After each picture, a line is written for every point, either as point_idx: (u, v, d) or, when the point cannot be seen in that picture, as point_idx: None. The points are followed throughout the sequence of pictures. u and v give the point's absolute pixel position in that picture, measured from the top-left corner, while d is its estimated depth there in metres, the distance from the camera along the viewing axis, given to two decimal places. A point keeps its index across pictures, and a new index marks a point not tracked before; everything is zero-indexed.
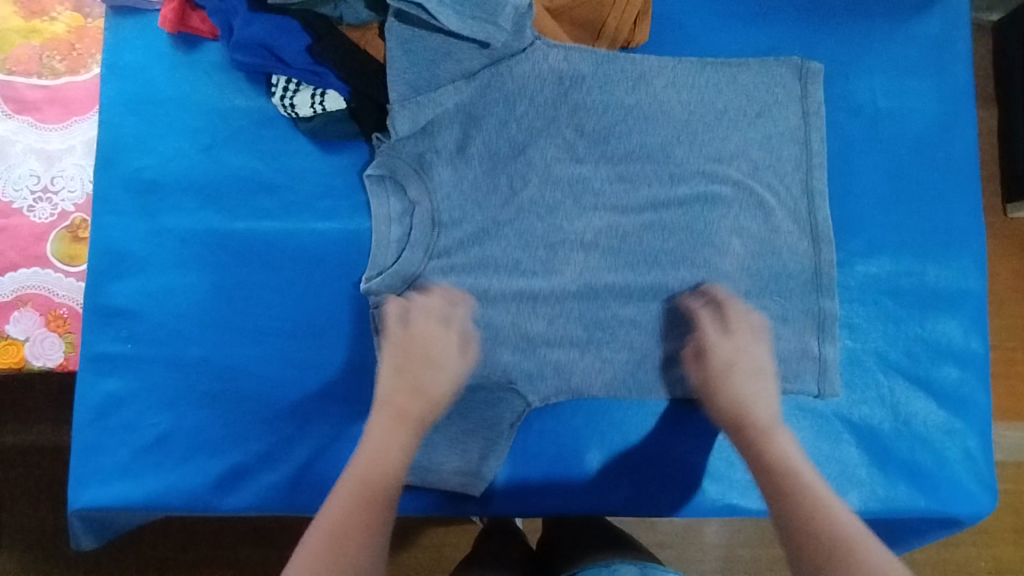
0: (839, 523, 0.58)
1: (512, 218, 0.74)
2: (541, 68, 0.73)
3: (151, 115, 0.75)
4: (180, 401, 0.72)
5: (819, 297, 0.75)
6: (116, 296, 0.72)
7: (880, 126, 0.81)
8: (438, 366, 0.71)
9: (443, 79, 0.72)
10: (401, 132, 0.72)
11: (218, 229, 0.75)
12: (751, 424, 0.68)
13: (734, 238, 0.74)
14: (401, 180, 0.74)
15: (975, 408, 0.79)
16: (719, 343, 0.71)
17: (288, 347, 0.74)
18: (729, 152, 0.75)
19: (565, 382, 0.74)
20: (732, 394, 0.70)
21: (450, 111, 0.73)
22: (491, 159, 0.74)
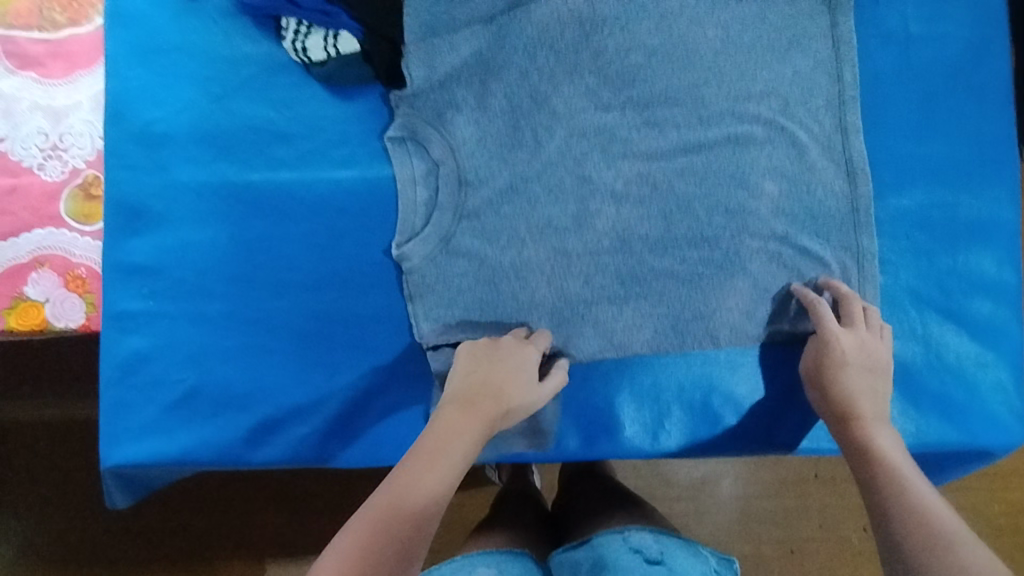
0: (930, 515, 0.51)
1: (540, 173, 0.72)
2: (560, 13, 0.70)
3: (159, 65, 0.73)
4: (205, 356, 0.71)
5: (858, 233, 0.71)
6: (135, 252, 0.72)
7: (911, 55, 0.73)
8: (522, 377, 0.65)
9: (459, 23, 0.70)
10: (418, 78, 0.71)
11: (234, 181, 0.73)
12: (863, 416, 0.62)
13: (768, 178, 0.71)
14: (424, 140, 0.72)
15: (1009, 338, 0.72)
16: (850, 336, 0.65)
17: (311, 300, 0.72)
18: (759, 89, 0.71)
19: (609, 339, 0.72)
20: (852, 387, 0.64)
21: (467, 60, 0.71)
22: (513, 111, 0.71)
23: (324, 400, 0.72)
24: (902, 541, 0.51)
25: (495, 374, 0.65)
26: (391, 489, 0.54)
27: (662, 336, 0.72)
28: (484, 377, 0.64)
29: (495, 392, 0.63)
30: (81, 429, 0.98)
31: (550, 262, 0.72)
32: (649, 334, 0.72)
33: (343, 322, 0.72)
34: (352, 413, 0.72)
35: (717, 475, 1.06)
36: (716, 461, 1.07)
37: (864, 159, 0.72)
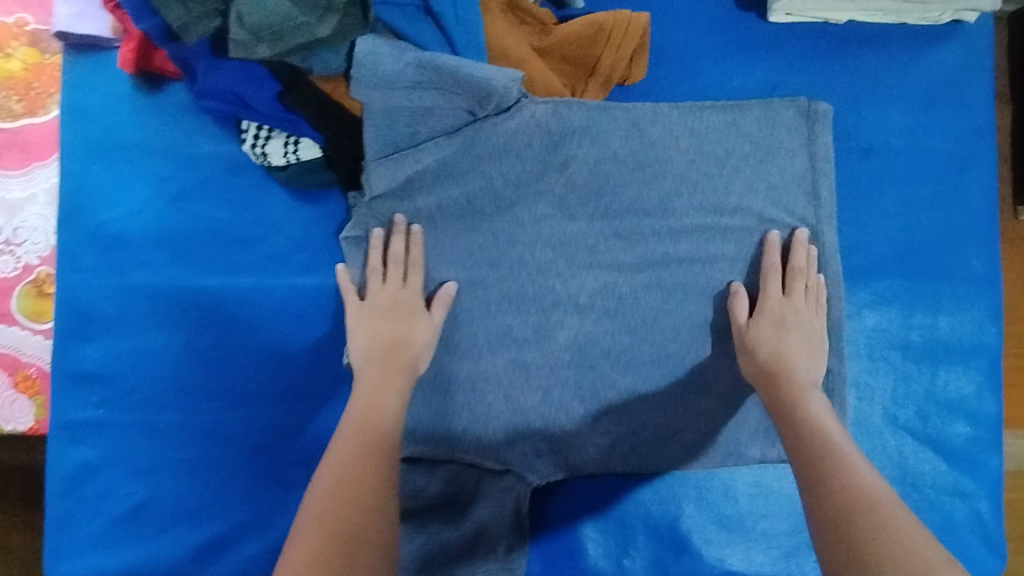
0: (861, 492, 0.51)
1: (502, 280, 0.70)
2: (529, 124, 0.68)
3: (116, 163, 0.71)
4: (156, 469, 0.69)
5: (829, 358, 0.69)
6: (86, 359, 0.70)
7: (892, 170, 0.71)
8: (413, 322, 0.67)
9: (423, 135, 0.66)
10: (378, 190, 0.67)
11: (190, 286, 0.70)
12: (793, 377, 0.64)
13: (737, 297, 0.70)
14: (379, 243, 0.69)
15: (988, 469, 0.70)
16: (804, 311, 0.67)
17: (267, 412, 0.70)
18: (731, 203, 0.70)
19: (564, 459, 0.70)
20: (767, 350, 0.65)
21: (429, 169, 0.68)
22: (474, 217, 0.69)
23: (277, 515, 0.69)
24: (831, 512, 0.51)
25: (391, 328, 0.67)
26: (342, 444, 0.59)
27: (623, 458, 0.70)
28: (379, 332, 0.67)
29: (394, 341, 0.66)
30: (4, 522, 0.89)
31: (510, 373, 0.70)
32: (610, 456, 0.70)
33: (302, 435, 0.70)
34: None
35: None
36: None
37: (838, 275, 0.70)
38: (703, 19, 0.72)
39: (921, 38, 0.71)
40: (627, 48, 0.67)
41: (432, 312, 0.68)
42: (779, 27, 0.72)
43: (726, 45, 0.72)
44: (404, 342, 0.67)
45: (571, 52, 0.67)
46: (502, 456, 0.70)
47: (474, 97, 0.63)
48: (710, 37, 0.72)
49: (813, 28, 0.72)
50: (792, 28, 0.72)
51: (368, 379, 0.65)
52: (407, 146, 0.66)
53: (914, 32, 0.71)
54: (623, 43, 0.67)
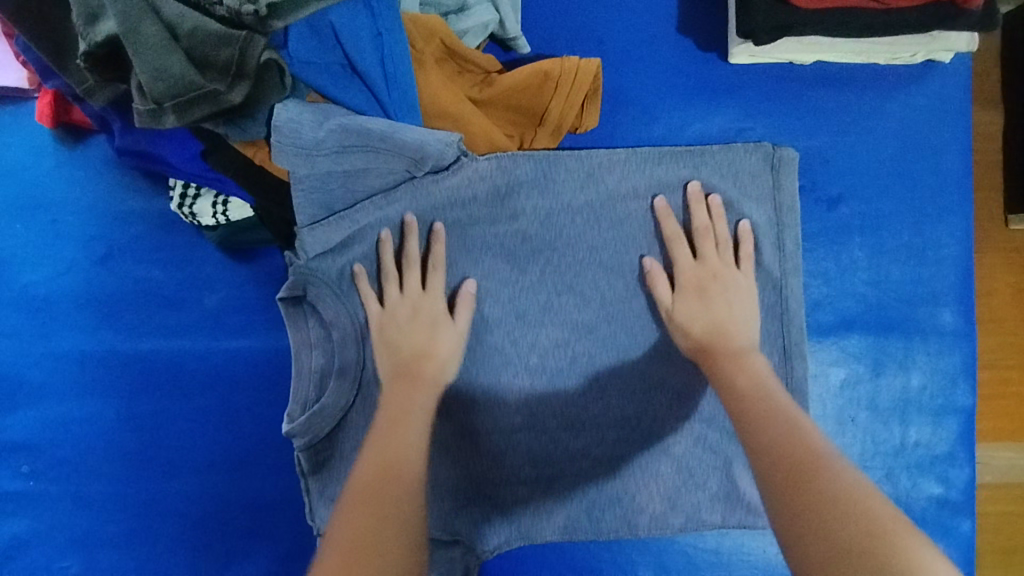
0: (803, 446, 0.47)
1: None
2: (474, 180, 0.64)
3: (38, 222, 0.67)
4: (90, 542, 0.66)
5: None
6: (14, 429, 0.67)
7: (860, 218, 0.67)
8: (436, 330, 0.64)
9: (359, 195, 0.62)
10: (314, 253, 0.63)
11: (120, 351, 0.67)
12: (724, 350, 0.61)
13: None
14: (316, 303, 0.65)
15: (959, 531, 0.67)
16: (722, 273, 0.64)
17: (204, 481, 0.67)
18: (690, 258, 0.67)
19: (515, 526, 0.68)
20: (703, 324, 0.62)
21: (370, 227, 0.64)
22: None
23: None
24: (772, 467, 0.46)
25: (415, 338, 0.63)
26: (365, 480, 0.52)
27: (574, 523, 0.68)
28: (399, 346, 0.63)
29: (417, 353, 0.63)
30: None
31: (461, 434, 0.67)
32: (562, 521, 0.68)
33: (242, 505, 0.67)
34: None
35: None
36: None
37: (802, 329, 0.67)
38: (658, 62, 0.69)
39: (889, 80, 0.67)
40: (577, 94, 0.63)
41: (455, 314, 0.65)
42: (740, 70, 0.68)
43: (685, 89, 0.69)
44: (426, 354, 0.63)
45: (516, 101, 0.64)
46: (450, 527, 0.66)
47: (409, 159, 0.60)
48: (667, 81, 0.69)
49: (776, 70, 0.68)
50: (754, 71, 0.68)
51: (389, 395, 0.61)
52: (343, 207, 0.62)
53: (882, 75, 0.68)
54: (571, 91, 0.63)
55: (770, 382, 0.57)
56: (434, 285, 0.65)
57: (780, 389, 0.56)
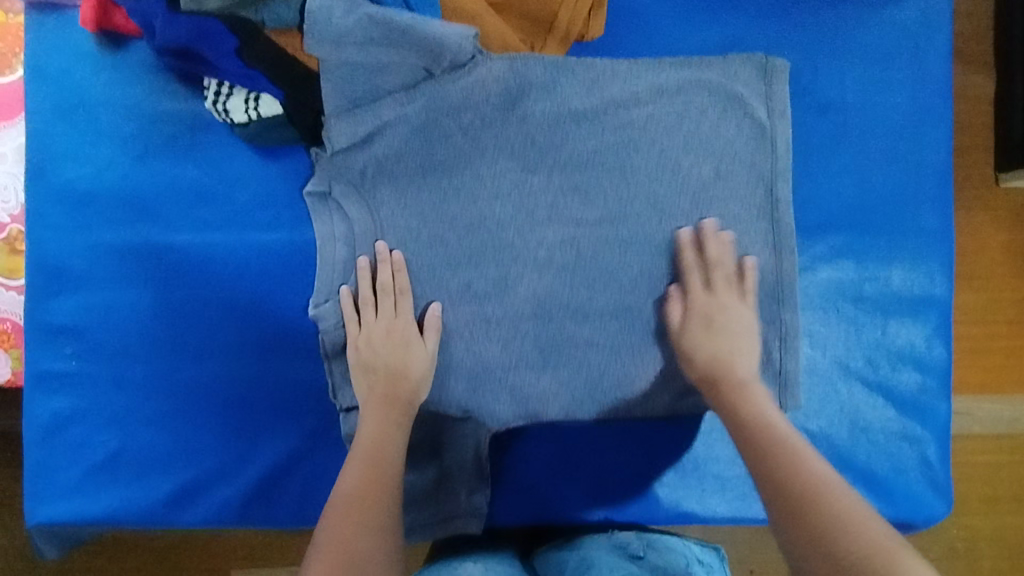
0: (800, 475, 0.54)
1: (462, 237, 0.72)
2: (486, 80, 0.69)
3: (79, 121, 0.72)
4: (127, 420, 0.71)
5: (780, 308, 0.71)
6: (56, 313, 0.71)
7: (850, 125, 0.72)
8: (409, 348, 0.69)
9: (382, 90, 0.68)
10: (340, 144, 0.69)
11: (156, 242, 0.71)
12: (727, 383, 0.66)
13: (693, 250, 0.72)
14: (340, 198, 0.71)
15: (936, 414, 0.72)
16: (729, 304, 0.69)
17: (235, 363, 0.72)
18: (688, 160, 0.71)
19: (523, 407, 0.73)
20: (705, 355, 0.67)
21: (390, 123, 0.69)
22: (430, 173, 0.71)
23: (246, 463, 0.72)
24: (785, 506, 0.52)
25: (391, 363, 0.69)
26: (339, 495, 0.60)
27: (576, 407, 0.73)
28: (374, 367, 0.69)
29: (391, 376, 0.68)
30: None
31: (472, 324, 0.72)
32: (565, 404, 0.73)
33: (268, 387, 0.72)
34: (275, 478, 0.72)
35: None
36: None
37: (790, 227, 0.72)
38: None
39: None
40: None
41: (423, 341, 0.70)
42: None
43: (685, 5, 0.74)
44: (402, 373, 0.68)
45: (529, 6, 0.69)
46: (462, 405, 0.73)
47: (428, 56, 0.66)
48: None
49: None
50: None
51: (367, 423, 0.67)
52: (368, 102, 0.69)
53: None
54: None
55: (768, 409, 0.63)
56: (403, 322, 0.70)
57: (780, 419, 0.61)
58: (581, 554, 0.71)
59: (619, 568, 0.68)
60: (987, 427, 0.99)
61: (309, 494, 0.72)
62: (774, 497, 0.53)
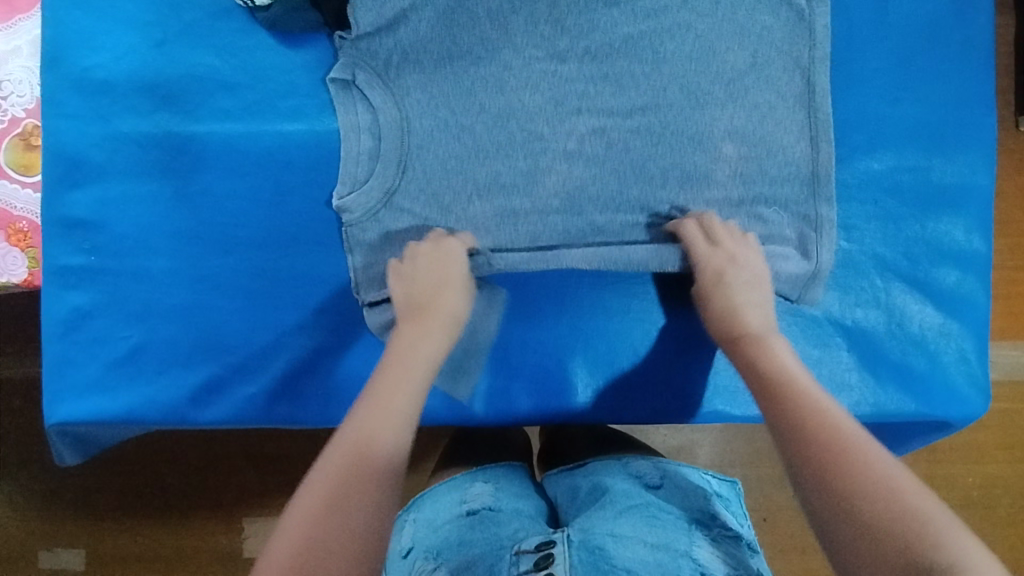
0: (844, 442, 0.49)
1: (489, 127, 0.69)
2: None
3: (100, 8, 0.70)
4: (149, 314, 0.70)
5: (816, 203, 0.69)
6: (75, 206, 0.70)
7: (890, 10, 0.70)
8: (444, 282, 0.65)
9: None
10: (363, 26, 0.68)
11: (176, 132, 0.70)
12: (748, 333, 0.62)
13: (728, 140, 0.68)
14: (364, 86, 0.69)
15: (974, 310, 0.71)
16: (739, 255, 0.66)
17: (258, 257, 0.70)
18: (727, 46, 0.68)
19: (551, 301, 0.72)
20: (727, 309, 0.64)
21: (415, 4, 0.68)
22: (455, 59, 0.68)
23: (270, 359, 0.70)
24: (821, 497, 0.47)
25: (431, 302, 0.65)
26: (340, 442, 0.51)
27: (601, 302, 0.72)
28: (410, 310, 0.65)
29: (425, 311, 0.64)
30: (31, 386, 0.96)
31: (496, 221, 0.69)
32: (592, 297, 0.72)
33: (294, 281, 0.70)
34: (300, 373, 0.70)
35: (693, 443, 1.03)
36: (692, 430, 1.03)
37: (830, 115, 0.69)
38: None
39: None
40: None
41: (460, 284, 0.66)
42: None
43: None
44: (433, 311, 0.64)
45: None
46: (488, 295, 0.71)
47: None
48: None
49: None
50: None
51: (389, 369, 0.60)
52: None
53: None
54: None
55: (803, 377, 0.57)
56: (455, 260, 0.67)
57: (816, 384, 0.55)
58: (596, 481, 0.73)
59: (633, 490, 0.69)
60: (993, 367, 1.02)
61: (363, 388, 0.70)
62: (813, 475, 0.48)
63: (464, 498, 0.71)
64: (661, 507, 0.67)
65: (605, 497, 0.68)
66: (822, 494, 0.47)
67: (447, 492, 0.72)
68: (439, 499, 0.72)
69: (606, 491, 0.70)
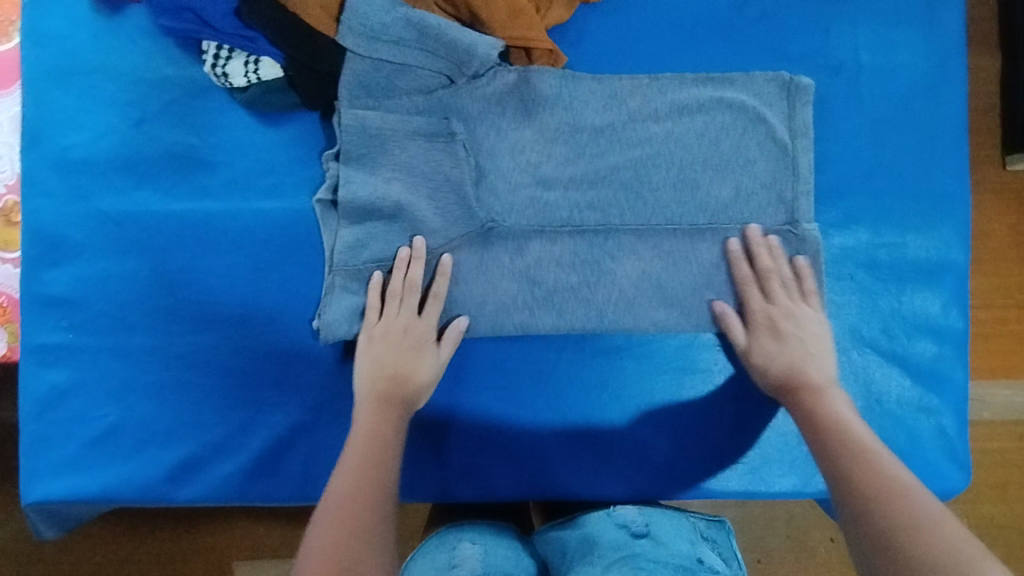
0: (889, 487, 0.51)
1: (462, 242, 0.69)
2: (501, 92, 0.68)
3: (78, 87, 0.70)
4: (128, 392, 0.70)
5: (803, 304, 0.68)
6: (54, 285, 0.70)
7: (863, 87, 0.71)
8: (420, 352, 0.67)
9: (401, 91, 0.68)
10: (350, 145, 0.67)
11: (155, 211, 0.70)
12: (804, 383, 0.64)
13: (721, 269, 0.69)
14: (347, 207, 0.67)
15: (952, 384, 0.71)
16: (799, 311, 0.67)
17: (234, 334, 0.70)
18: (708, 180, 0.69)
19: (534, 414, 0.71)
20: (782, 363, 0.65)
21: (401, 132, 0.68)
22: (440, 185, 0.68)
23: (248, 435, 0.70)
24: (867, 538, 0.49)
25: (397, 361, 0.66)
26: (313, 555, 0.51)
27: (575, 381, 0.71)
28: (380, 363, 0.66)
29: (398, 373, 0.66)
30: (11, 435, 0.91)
31: (483, 298, 0.69)
32: (574, 401, 0.71)
33: (269, 358, 0.70)
34: (276, 450, 0.70)
35: None
36: None
37: (816, 232, 0.69)
38: None
39: None
40: None
41: (439, 348, 0.68)
42: None
43: None
44: (404, 375, 0.66)
45: None
46: (473, 411, 0.71)
47: (453, 63, 0.66)
48: None
49: None
50: None
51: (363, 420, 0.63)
52: (383, 97, 0.67)
53: None
54: None
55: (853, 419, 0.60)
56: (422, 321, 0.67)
57: (866, 429, 0.58)
58: (582, 533, 0.66)
59: (620, 540, 0.63)
60: (987, 408, 0.98)
61: None
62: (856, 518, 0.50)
63: (448, 559, 0.64)
64: (651, 558, 0.60)
65: (594, 551, 0.62)
66: (858, 525, 0.50)
67: (432, 550, 0.66)
68: (421, 563, 0.64)
69: (595, 544, 0.64)
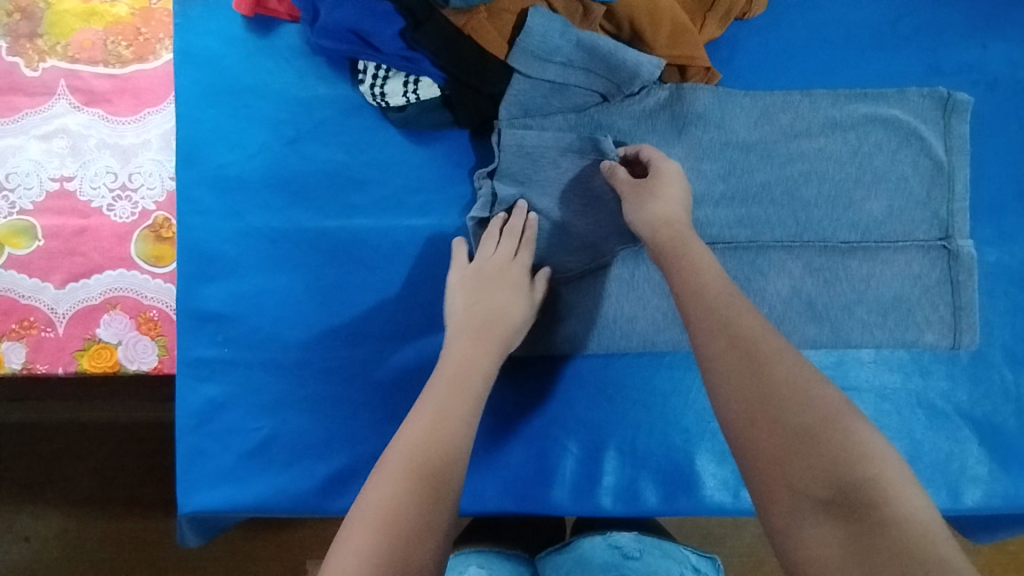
0: (819, 416, 0.44)
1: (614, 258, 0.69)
2: (651, 108, 0.68)
3: (232, 105, 0.72)
4: (281, 405, 0.71)
5: (957, 323, 0.68)
6: (209, 300, 0.71)
7: (1016, 103, 0.70)
8: (514, 293, 0.64)
9: (555, 109, 0.69)
10: (507, 160, 0.68)
11: (309, 227, 0.71)
12: (675, 232, 0.59)
13: (874, 286, 0.68)
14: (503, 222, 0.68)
15: None
16: (666, 169, 0.64)
17: (387, 348, 0.71)
18: (861, 196, 0.68)
19: (681, 428, 0.71)
20: (656, 210, 0.61)
21: (554, 149, 0.68)
22: (591, 202, 0.68)
23: None
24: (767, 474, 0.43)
25: (491, 297, 0.64)
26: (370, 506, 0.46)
27: None
28: (474, 300, 0.63)
29: (491, 312, 0.63)
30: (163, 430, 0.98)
31: (634, 315, 0.70)
32: None
33: (421, 373, 0.71)
34: None
35: None
36: None
37: (971, 248, 0.68)
38: None
39: None
40: None
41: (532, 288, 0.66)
42: None
43: None
44: (499, 317, 0.63)
45: None
46: (622, 427, 0.71)
47: (613, 82, 0.67)
48: None
49: None
50: None
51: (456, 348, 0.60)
52: (538, 116, 0.69)
53: None
54: None
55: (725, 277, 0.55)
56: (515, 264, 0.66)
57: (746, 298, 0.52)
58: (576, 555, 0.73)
59: (610, 564, 0.70)
60: None
61: (508, 479, 0.70)
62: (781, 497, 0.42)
63: None
64: None
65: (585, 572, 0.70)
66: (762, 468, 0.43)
67: None
68: None
69: (587, 565, 0.71)
